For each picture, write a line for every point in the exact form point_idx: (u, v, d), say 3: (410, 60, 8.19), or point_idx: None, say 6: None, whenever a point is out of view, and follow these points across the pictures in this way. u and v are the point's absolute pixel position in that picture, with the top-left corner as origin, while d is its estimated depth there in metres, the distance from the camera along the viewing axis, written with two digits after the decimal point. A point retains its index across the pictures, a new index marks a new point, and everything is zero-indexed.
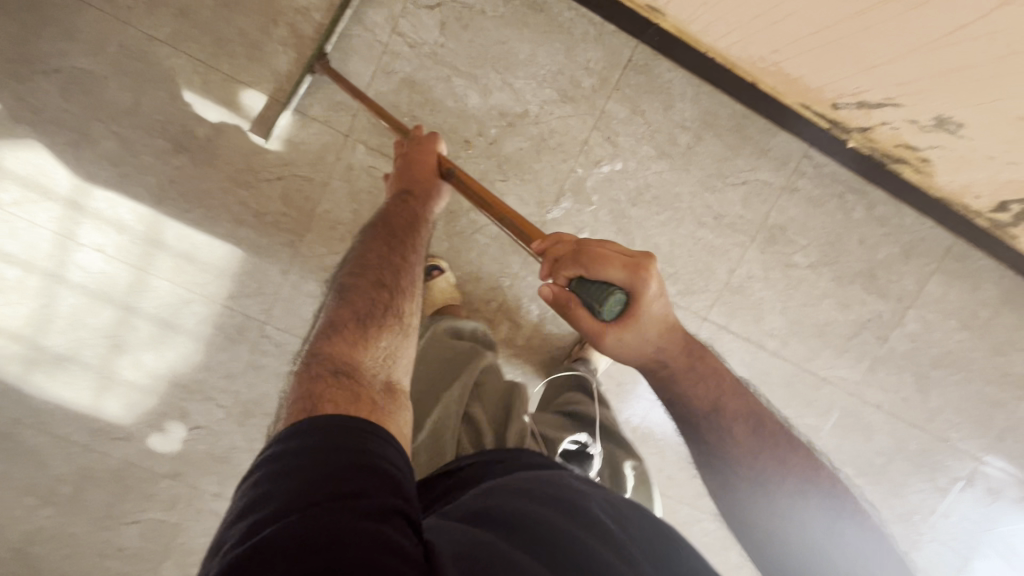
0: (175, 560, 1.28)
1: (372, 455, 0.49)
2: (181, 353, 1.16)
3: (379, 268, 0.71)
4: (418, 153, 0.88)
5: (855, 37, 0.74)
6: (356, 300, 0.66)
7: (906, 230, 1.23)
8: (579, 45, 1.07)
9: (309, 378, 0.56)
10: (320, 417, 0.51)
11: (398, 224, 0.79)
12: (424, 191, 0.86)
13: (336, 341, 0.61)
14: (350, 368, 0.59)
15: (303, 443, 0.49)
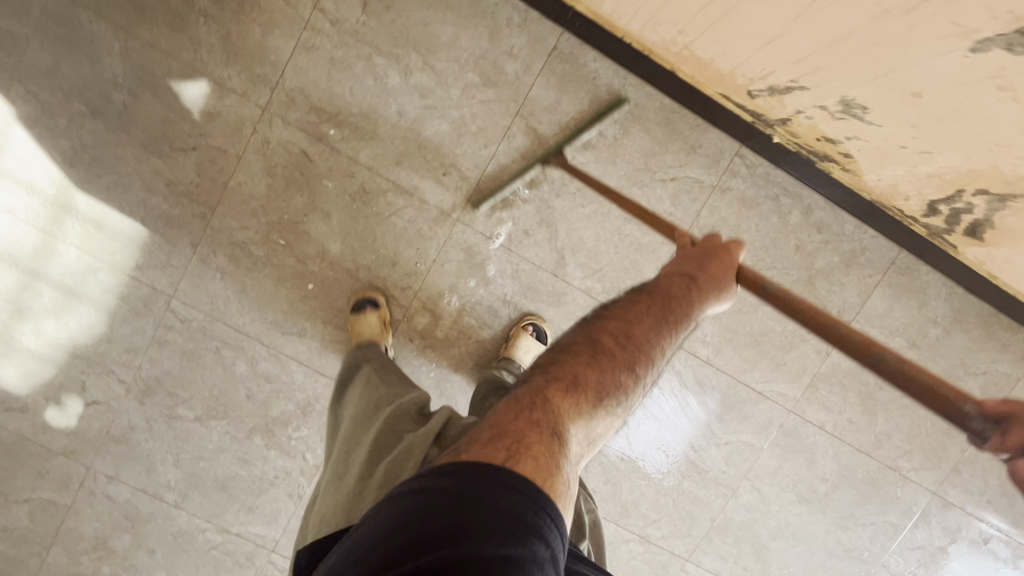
0: (62, 546, 1.21)
1: (540, 542, 0.47)
2: (85, 324, 1.13)
3: (638, 345, 0.63)
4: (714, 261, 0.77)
5: (742, 6, 0.71)
6: (606, 370, 0.60)
7: (846, 238, 1.18)
8: (502, 30, 1.06)
9: (527, 421, 0.54)
10: (499, 468, 0.49)
11: (677, 312, 0.68)
12: (711, 285, 0.74)
13: (571, 400, 0.57)
14: (560, 429, 0.54)
15: (490, 498, 0.47)
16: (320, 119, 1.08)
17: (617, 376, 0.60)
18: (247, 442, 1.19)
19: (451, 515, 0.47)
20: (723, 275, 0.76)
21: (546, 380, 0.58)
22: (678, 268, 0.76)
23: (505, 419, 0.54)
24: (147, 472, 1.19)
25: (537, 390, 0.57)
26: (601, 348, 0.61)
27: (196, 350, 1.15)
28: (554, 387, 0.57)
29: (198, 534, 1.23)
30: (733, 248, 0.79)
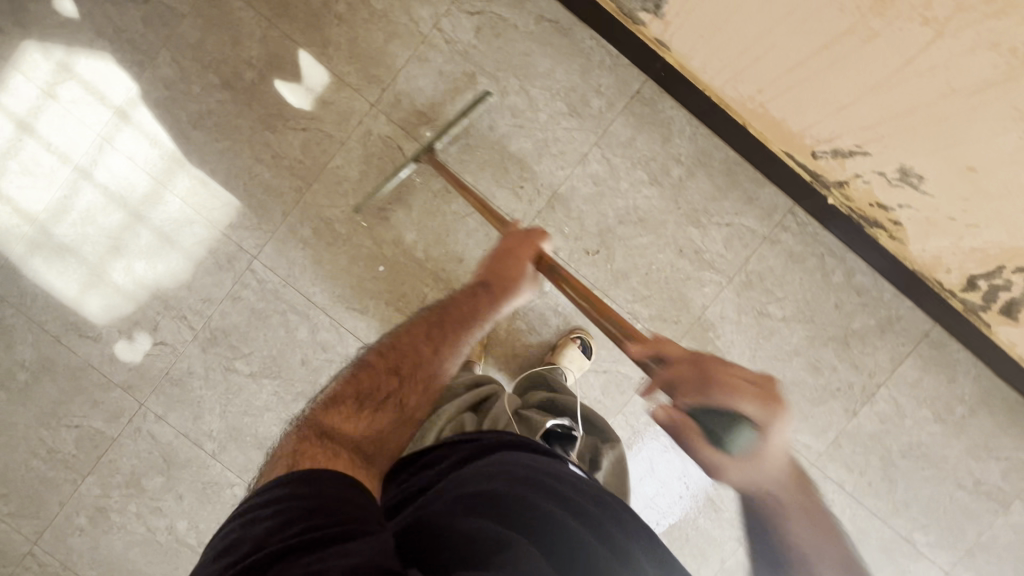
0: (98, 477, 1.27)
1: (320, 496, 0.54)
2: (171, 269, 1.23)
3: (404, 350, 0.75)
4: (517, 245, 0.96)
5: (824, 74, 0.82)
6: (367, 380, 0.71)
7: (883, 304, 1.24)
8: (593, 70, 1.19)
9: (297, 437, 0.62)
10: (283, 474, 0.57)
11: (452, 316, 0.82)
12: (504, 283, 0.91)
13: (334, 411, 0.66)
14: (330, 432, 0.63)
15: (269, 499, 0.54)
16: (419, 121, 1.21)
17: (383, 377, 0.71)
18: (292, 405, 1.26)
19: (246, 522, 0.53)
20: (518, 269, 0.93)
21: (314, 407, 0.67)
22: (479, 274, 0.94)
23: (279, 448, 0.62)
24: (193, 419, 1.26)
25: (303, 420, 0.65)
26: (366, 362, 0.73)
27: (265, 311, 1.24)
28: (320, 408, 0.67)
29: (227, 488, 1.27)
30: (536, 236, 0.97)
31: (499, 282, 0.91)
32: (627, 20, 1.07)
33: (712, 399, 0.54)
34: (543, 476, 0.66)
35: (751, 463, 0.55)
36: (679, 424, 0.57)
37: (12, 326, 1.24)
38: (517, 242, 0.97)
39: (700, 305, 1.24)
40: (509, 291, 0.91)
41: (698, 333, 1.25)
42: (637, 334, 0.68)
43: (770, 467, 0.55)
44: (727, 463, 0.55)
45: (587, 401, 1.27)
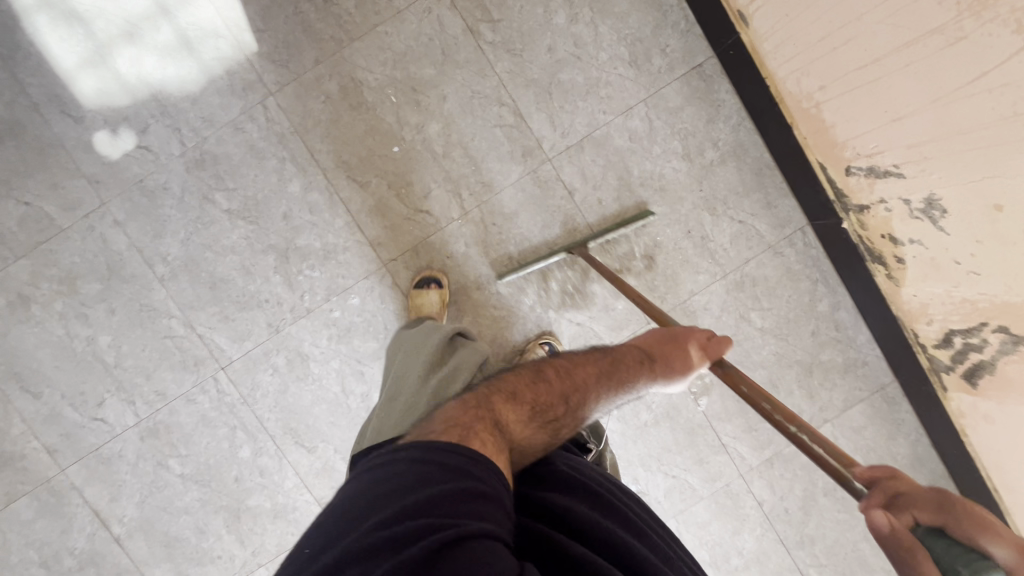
0: (31, 263, 1.18)
1: (487, 486, 0.52)
2: (181, 76, 1.16)
3: (580, 384, 0.69)
4: (694, 338, 0.76)
5: (896, 74, 0.84)
6: (543, 393, 0.66)
7: (855, 346, 1.27)
8: (665, 28, 1.18)
9: (475, 412, 0.60)
10: (449, 441, 0.54)
11: (622, 368, 0.73)
12: (672, 367, 0.75)
13: (511, 407, 0.63)
14: (501, 424, 0.61)
15: (435, 458, 0.52)
16: (482, 17, 1.17)
17: (553, 399, 0.67)
18: (259, 256, 1.20)
19: (406, 476, 0.51)
20: (686, 357, 0.75)
21: (489, 389, 0.65)
22: (641, 339, 0.79)
23: (456, 415, 0.60)
24: (152, 236, 1.18)
25: (482, 399, 0.63)
26: (543, 375, 0.69)
27: (263, 151, 1.18)
28: (499, 398, 0.64)
29: (163, 317, 1.20)
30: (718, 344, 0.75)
31: (669, 346, 0.76)
32: None
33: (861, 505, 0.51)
34: (627, 510, 0.65)
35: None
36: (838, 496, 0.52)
37: None
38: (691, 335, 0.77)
39: (689, 290, 1.24)
40: (674, 371, 0.75)
41: (679, 317, 1.25)
42: (833, 448, 0.55)
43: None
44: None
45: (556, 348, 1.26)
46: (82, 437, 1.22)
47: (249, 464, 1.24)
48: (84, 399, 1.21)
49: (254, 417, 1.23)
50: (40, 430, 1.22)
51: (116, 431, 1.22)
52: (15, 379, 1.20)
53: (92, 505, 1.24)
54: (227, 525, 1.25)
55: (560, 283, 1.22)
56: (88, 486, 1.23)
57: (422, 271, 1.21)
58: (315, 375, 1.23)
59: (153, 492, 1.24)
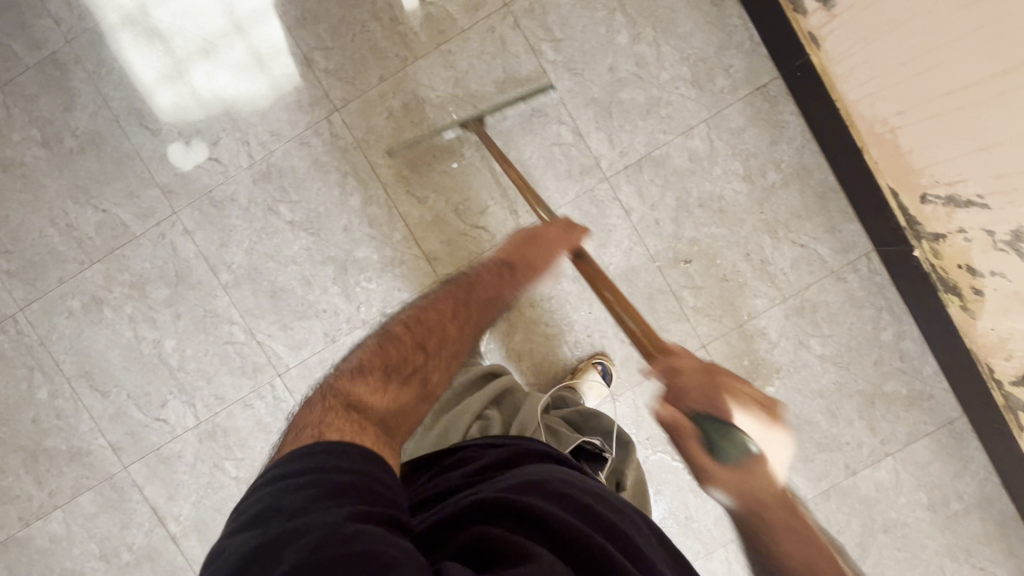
0: (106, 268, 1.24)
1: (359, 473, 0.53)
2: (252, 92, 1.20)
3: (433, 323, 0.75)
4: (561, 236, 0.93)
5: (983, 103, 0.81)
6: (392, 351, 0.70)
7: (921, 378, 1.22)
8: (730, 48, 1.17)
9: (324, 409, 0.61)
10: (306, 445, 0.56)
11: (476, 293, 0.81)
12: (524, 267, 0.88)
13: (362, 381, 0.66)
14: (357, 402, 0.63)
15: (296, 471, 0.53)
16: (544, 37, 1.18)
17: (409, 348, 0.71)
18: (319, 266, 1.23)
19: (278, 490, 0.52)
20: (550, 256, 0.90)
21: (336, 375, 0.68)
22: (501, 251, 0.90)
23: (307, 417, 0.62)
24: (218, 245, 1.23)
25: (329, 389, 0.65)
26: (390, 333, 0.72)
27: (327, 165, 1.21)
28: (346, 379, 0.66)
29: (225, 323, 1.24)
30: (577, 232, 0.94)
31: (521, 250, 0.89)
32: (788, 7, 1.06)
33: (725, 414, 0.62)
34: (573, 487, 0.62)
35: (744, 472, 0.60)
36: (678, 425, 0.64)
37: (78, 91, 1.21)
38: (549, 235, 0.92)
39: (746, 313, 1.21)
40: (526, 273, 0.88)
41: (735, 341, 1.22)
42: None
43: (761, 476, 0.60)
44: (714, 465, 0.61)
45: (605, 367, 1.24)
46: (145, 437, 1.26)
47: None
48: (148, 400, 1.26)
49: None
50: (106, 428, 1.27)
51: (177, 432, 1.26)
52: (85, 378, 1.26)
53: (151, 502, 1.28)
54: None
55: None
56: (148, 484, 1.28)
57: None
58: None
59: (208, 493, 1.27)
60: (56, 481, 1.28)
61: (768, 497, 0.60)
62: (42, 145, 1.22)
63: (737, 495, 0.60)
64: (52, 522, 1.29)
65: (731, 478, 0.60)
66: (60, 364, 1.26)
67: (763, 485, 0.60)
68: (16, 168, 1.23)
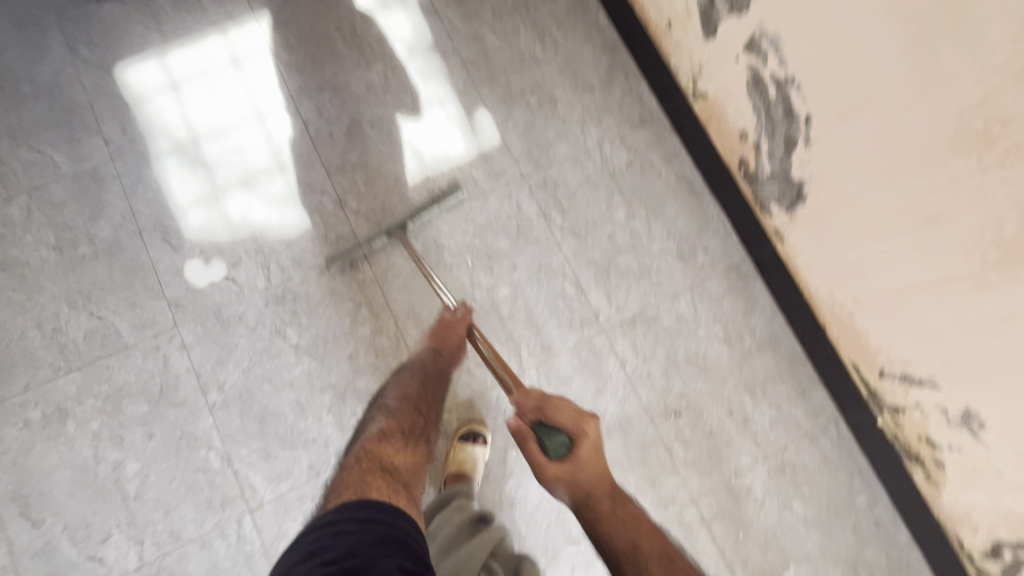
0: (83, 377, 1.17)
1: (397, 528, 0.70)
2: (283, 222, 1.28)
3: (417, 399, 1.01)
4: (452, 322, 1.13)
5: (925, 304, 0.98)
6: (398, 423, 0.96)
7: (895, 547, 1.27)
8: (708, 232, 1.38)
9: (362, 473, 0.80)
10: (354, 501, 0.72)
11: (432, 373, 1.07)
12: (454, 349, 1.12)
13: (386, 444, 0.90)
14: (385, 462, 0.85)
15: (346, 519, 0.68)
16: (554, 205, 1.36)
17: (411, 419, 0.97)
18: (317, 393, 1.21)
19: (335, 533, 0.67)
20: (460, 335, 1.13)
21: (364, 442, 0.90)
22: (429, 341, 1.13)
23: (345, 479, 0.80)
24: (215, 362, 1.20)
25: (362, 452, 0.87)
26: (391, 408, 0.99)
27: (343, 294, 1.26)
28: (373, 442, 0.90)
29: (202, 447, 1.16)
30: (461, 310, 1.16)
31: (444, 332, 1.13)
32: (755, 206, 1.27)
33: (547, 418, 0.84)
34: None
35: (571, 464, 0.79)
36: (522, 434, 0.84)
37: (107, 203, 1.25)
38: (449, 320, 1.15)
39: (732, 469, 1.26)
40: (460, 356, 1.13)
41: (722, 497, 1.25)
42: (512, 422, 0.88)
43: (584, 471, 0.78)
44: (549, 462, 0.79)
45: None
46: None
47: None
48: (87, 533, 1.10)
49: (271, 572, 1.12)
50: (24, 567, 1.08)
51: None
52: (19, 501, 1.10)
53: None
54: None
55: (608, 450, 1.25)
56: None
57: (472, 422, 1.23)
58: None
59: None
60: None
61: (596, 487, 0.77)
62: (53, 249, 1.22)
63: (571, 487, 0.77)
64: None
65: (565, 474, 0.78)
66: None
67: (589, 478, 0.78)
68: (16, 268, 1.20)
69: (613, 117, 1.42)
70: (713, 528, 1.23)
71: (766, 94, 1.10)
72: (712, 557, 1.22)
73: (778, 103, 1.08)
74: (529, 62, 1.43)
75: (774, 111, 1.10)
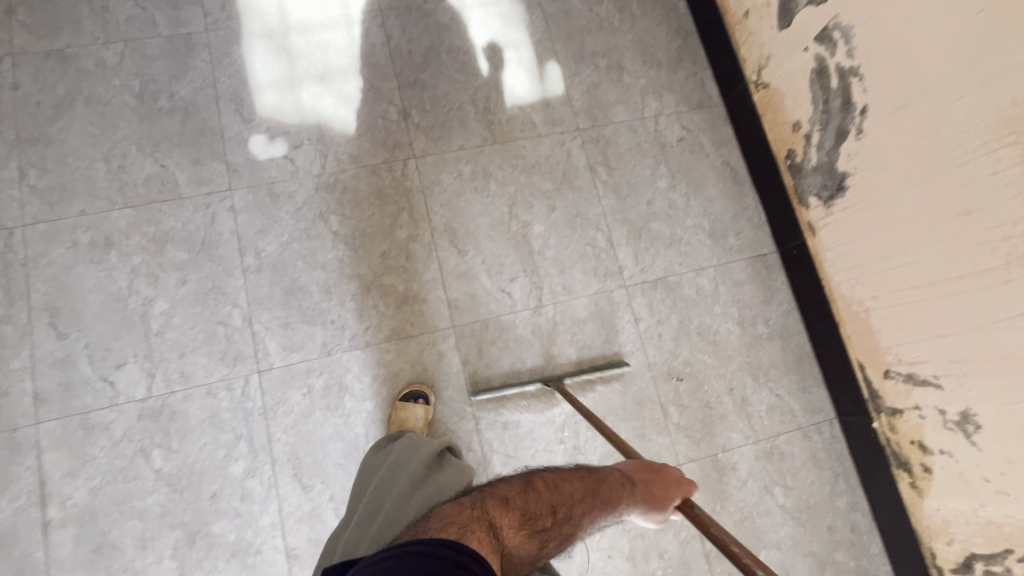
0: (135, 215, 1.23)
1: None
2: (349, 120, 1.35)
3: (564, 500, 0.75)
4: (659, 471, 0.83)
5: (943, 298, 1.02)
6: (529, 501, 0.73)
7: (866, 555, 1.27)
8: (742, 219, 1.43)
9: (469, 515, 0.67)
10: (448, 538, 0.60)
11: (604, 495, 0.79)
12: (642, 496, 0.80)
13: (505, 512, 0.70)
14: (495, 526, 0.67)
15: (437, 551, 0.57)
16: (602, 162, 1.41)
17: (542, 509, 0.73)
18: (344, 280, 1.26)
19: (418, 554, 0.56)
20: (669, 497, 0.80)
21: (485, 495, 0.72)
22: (627, 467, 0.84)
23: (454, 515, 0.67)
24: (256, 231, 1.26)
25: (477, 499, 0.71)
26: (533, 487, 0.76)
27: (389, 198, 1.32)
28: (495, 503, 0.71)
29: (228, 304, 1.21)
30: (686, 483, 0.81)
31: (653, 478, 0.82)
32: (794, 199, 1.32)
33: None
34: None
35: None
36: None
37: (193, 67, 1.33)
38: (669, 476, 0.83)
39: (722, 444, 1.28)
40: (650, 511, 0.79)
41: (708, 468, 1.27)
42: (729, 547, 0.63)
43: None
44: None
45: (583, 459, 1.23)
46: (79, 394, 1.13)
47: (234, 483, 1.13)
48: (105, 355, 1.15)
49: (265, 432, 1.16)
50: (41, 372, 1.13)
51: (117, 400, 1.14)
52: (50, 313, 1.16)
53: (42, 473, 1.09)
54: (176, 550, 1.09)
55: (606, 398, 1.27)
56: (51, 451, 1.10)
57: (483, 343, 1.27)
58: (345, 409, 1.19)
59: (117, 481, 1.10)
60: None
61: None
62: (135, 95, 1.30)
63: None
64: None
65: None
66: (30, 289, 1.17)
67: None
68: (97, 105, 1.28)
69: (673, 94, 1.49)
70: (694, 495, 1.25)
71: (827, 85, 1.16)
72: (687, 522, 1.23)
73: (838, 94, 1.14)
74: (606, 28, 1.50)
75: (832, 102, 1.16)
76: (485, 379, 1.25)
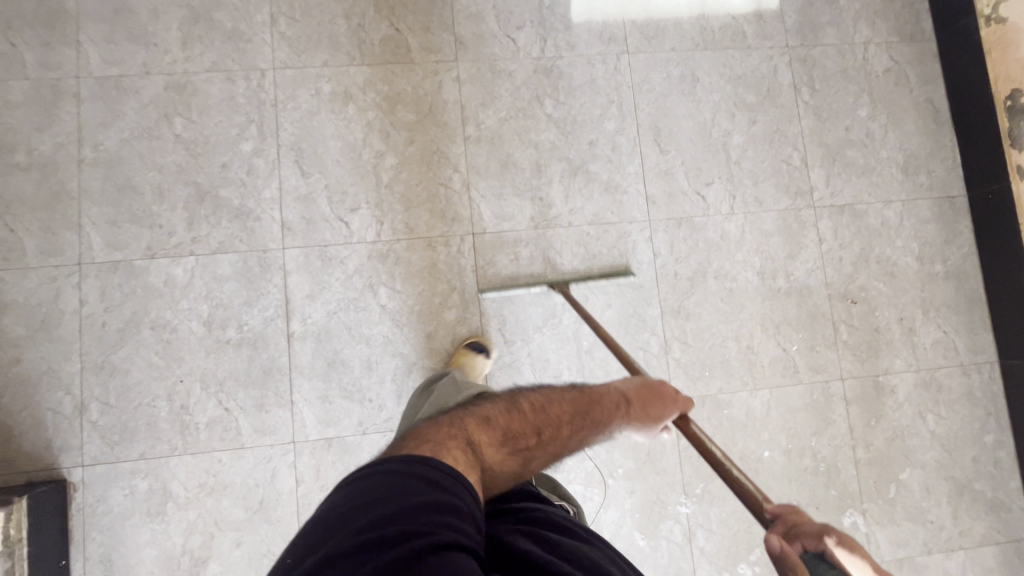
0: (369, 72, 1.31)
1: (459, 499, 0.54)
2: (570, 7, 1.38)
3: (552, 419, 0.70)
4: (657, 403, 0.78)
5: None
6: (516, 422, 0.68)
7: (1006, 488, 1.34)
8: (937, 158, 1.42)
9: (449, 433, 0.63)
10: (418, 454, 0.57)
11: (596, 411, 0.73)
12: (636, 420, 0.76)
13: (485, 430, 0.65)
14: (473, 443, 0.63)
15: (409, 474, 0.54)
16: (806, 82, 1.42)
17: (527, 430, 0.68)
18: (554, 161, 1.33)
19: (392, 485, 0.53)
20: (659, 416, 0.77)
21: (465, 414, 0.67)
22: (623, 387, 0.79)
23: (427, 433, 0.63)
24: (478, 104, 1.32)
25: (452, 420, 0.66)
26: (519, 407, 0.70)
27: (601, 89, 1.36)
28: (476, 420, 0.66)
29: (450, 167, 1.30)
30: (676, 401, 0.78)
31: (650, 398, 0.78)
32: (1006, 141, 1.34)
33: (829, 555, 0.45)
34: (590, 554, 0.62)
35: None
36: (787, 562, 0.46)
37: None
38: (666, 393, 0.79)
39: (885, 367, 1.35)
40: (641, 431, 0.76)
41: (869, 387, 1.34)
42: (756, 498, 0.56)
43: None
44: None
45: (754, 359, 1.32)
46: (319, 230, 1.25)
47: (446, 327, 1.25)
48: (342, 198, 1.26)
49: (475, 286, 1.27)
50: (287, 205, 1.25)
51: (352, 238, 1.25)
52: (296, 153, 1.27)
53: (288, 292, 1.23)
54: (395, 376, 1.23)
55: (782, 307, 1.34)
56: (295, 274, 1.23)
57: (674, 240, 1.33)
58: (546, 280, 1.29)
59: (349, 309, 1.24)
60: (208, 230, 1.23)
61: None
62: None
63: None
64: (177, 265, 1.21)
65: None
66: (280, 129, 1.27)
67: None
68: None
69: (887, 23, 1.45)
70: (852, 407, 1.33)
71: None
72: (841, 430, 1.32)
73: None
74: None
75: None
76: (673, 272, 1.32)
